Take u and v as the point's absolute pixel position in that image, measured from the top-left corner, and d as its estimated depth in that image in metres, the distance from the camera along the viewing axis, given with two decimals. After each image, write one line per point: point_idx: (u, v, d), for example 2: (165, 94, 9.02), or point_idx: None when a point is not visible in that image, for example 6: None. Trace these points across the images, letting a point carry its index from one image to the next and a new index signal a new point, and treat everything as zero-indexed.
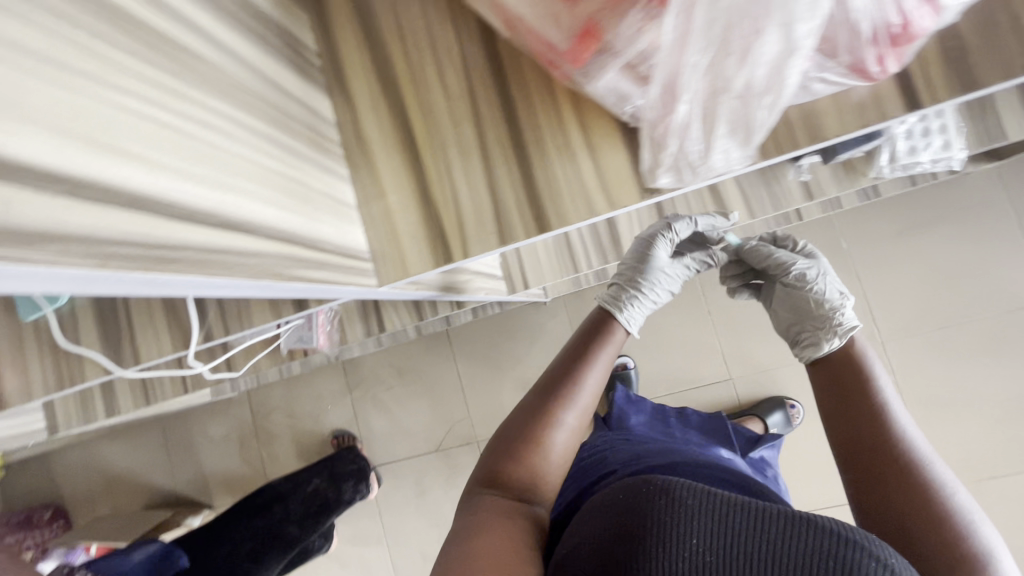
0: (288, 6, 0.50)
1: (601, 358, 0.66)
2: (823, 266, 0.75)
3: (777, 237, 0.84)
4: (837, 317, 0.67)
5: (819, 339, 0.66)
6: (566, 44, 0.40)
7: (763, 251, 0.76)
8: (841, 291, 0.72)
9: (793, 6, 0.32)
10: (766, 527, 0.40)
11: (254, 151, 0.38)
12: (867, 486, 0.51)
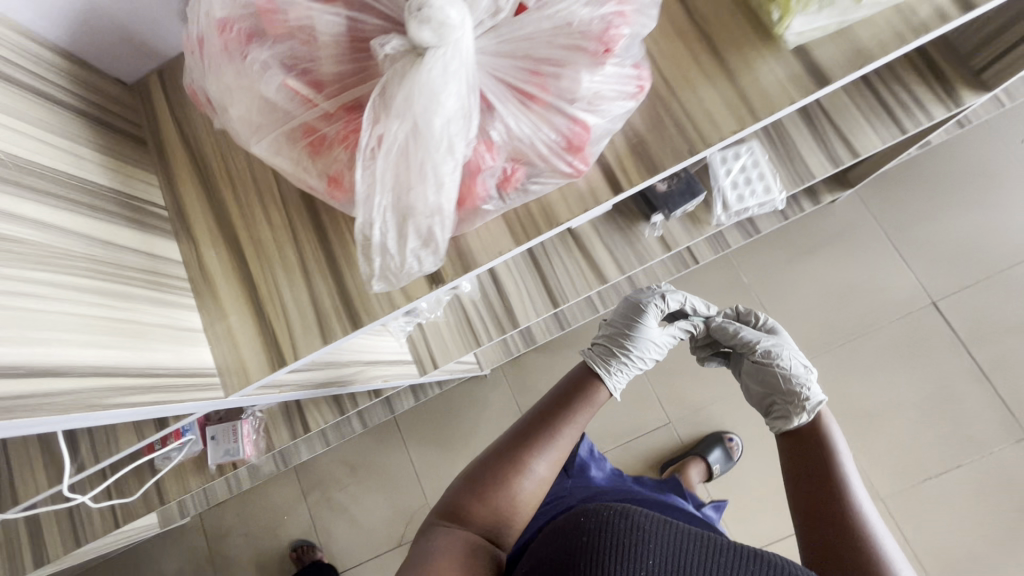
0: (132, 174, 0.61)
1: (577, 419, 0.73)
2: (787, 344, 0.88)
3: (742, 312, 0.99)
4: (801, 390, 0.78)
5: (791, 412, 0.77)
6: (322, 186, 0.47)
7: (729, 330, 0.90)
8: (807, 368, 0.84)
9: (436, 158, 0.40)
10: (707, 547, 0.51)
11: (75, 304, 0.46)
12: (816, 524, 0.61)
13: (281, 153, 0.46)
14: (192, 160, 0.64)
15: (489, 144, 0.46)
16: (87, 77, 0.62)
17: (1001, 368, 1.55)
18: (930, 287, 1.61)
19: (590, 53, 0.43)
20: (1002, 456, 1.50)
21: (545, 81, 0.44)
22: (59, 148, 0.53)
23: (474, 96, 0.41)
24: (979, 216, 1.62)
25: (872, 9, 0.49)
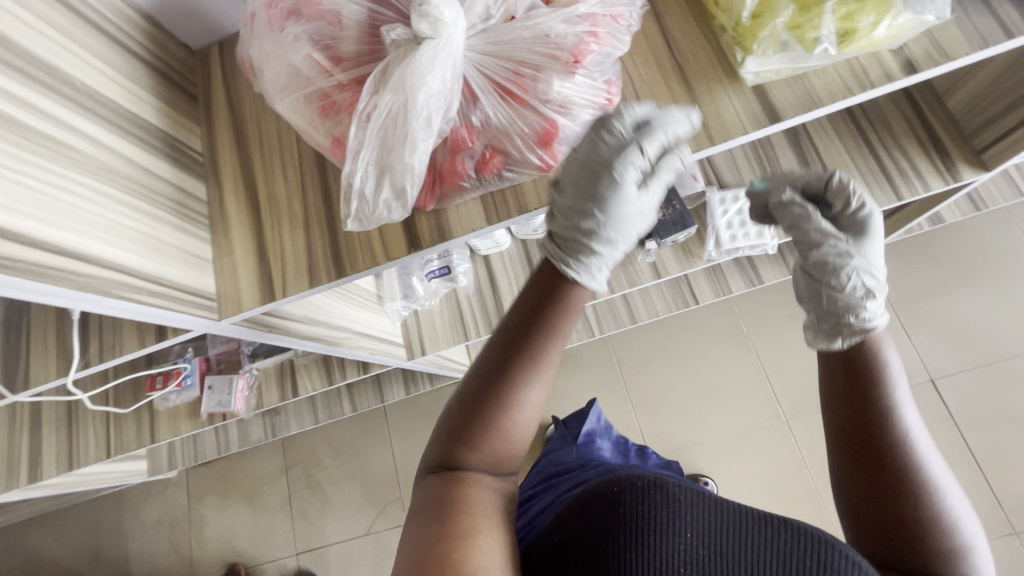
0: (180, 122, 0.71)
1: (565, 329, 0.54)
2: (862, 260, 0.65)
3: (828, 184, 0.68)
4: (846, 316, 0.60)
5: (830, 334, 0.61)
6: (327, 143, 0.55)
7: (797, 213, 0.66)
8: (871, 292, 0.62)
9: (416, 124, 0.48)
10: (751, 523, 0.51)
11: (109, 210, 0.55)
12: (890, 504, 0.52)
13: (297, 113, 0.55)
14: (234, 120, 0.74)
15: (468, 129, 0.54)
16: (162, 39, 0.73)
17: (993, 456, 1.52)
18: (929, 363, 1.60)
19: (562, 64, 0.51)
20: None
21: (524, 82, 0.52)
22: (124, 87, 0.63)
23: (456, 84, 0.49)
24: (986, 301, 1.62)
25: (823, 62, 0.56)
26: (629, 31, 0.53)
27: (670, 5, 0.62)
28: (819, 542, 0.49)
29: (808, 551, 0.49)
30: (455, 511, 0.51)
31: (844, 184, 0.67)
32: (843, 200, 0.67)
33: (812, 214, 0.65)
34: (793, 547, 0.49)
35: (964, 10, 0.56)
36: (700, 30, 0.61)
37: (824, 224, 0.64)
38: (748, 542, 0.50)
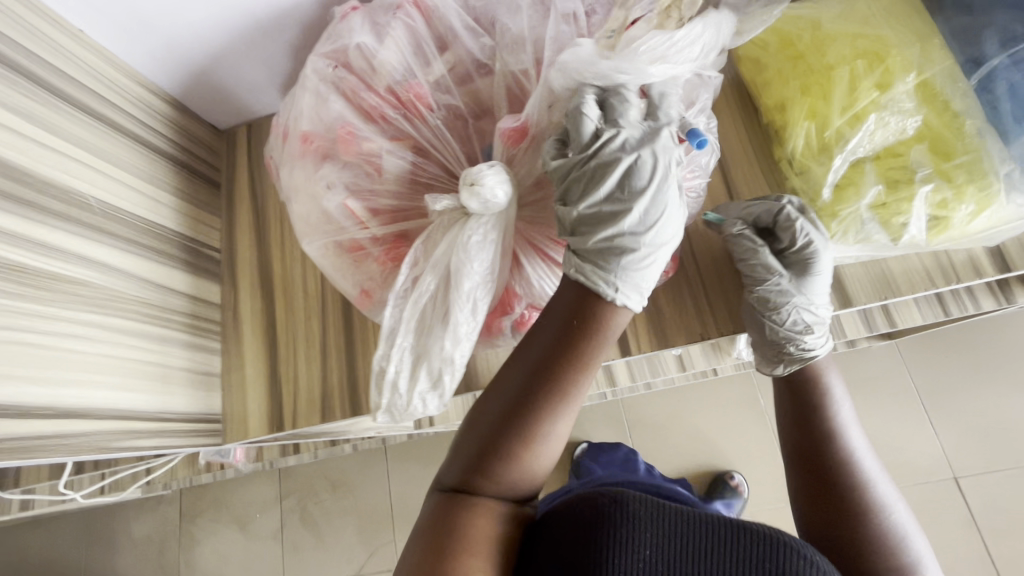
0: (200, 217, 0.67)
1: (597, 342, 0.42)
2: (821, 288, 0.50)
3: (778, 217, 0.50)
4: (788, 348, 0.51)
5: (770, 358, 0.53)
6: (355, 293, 0.50)
7: (743, 254, 0.52)
8: (810, 328, 0.50)
9: (459, 306, 0.42)
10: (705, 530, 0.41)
11: (115, 348, 0.51)
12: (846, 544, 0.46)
13: (325, 259, 0.50)
14: (256, 215, 0.70)
15: (513, 292, 0.49)
16: (187, 124, 0.69)
17: None
18: None
19: None
20: None
21: None
22: (143, 193, 0.59)
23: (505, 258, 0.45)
24: None
25: (908, 249, 0.50)
26: (692, 202, 0.52)
27: (737, 155, 0.57)
28: (774, 544, 0.40)
29: (764, 556, 0.40)
30: (448, 541, 0.41)
31: (792, 219, 0.49)
32: (796, 236, 0.49)
33: (760, 254, 0.50)
34: (751, 555, 0.40)
35: None
36: (768, 187, 0.56)
37: (773, 258, 0.50)
38: (705, 558, 0.40)
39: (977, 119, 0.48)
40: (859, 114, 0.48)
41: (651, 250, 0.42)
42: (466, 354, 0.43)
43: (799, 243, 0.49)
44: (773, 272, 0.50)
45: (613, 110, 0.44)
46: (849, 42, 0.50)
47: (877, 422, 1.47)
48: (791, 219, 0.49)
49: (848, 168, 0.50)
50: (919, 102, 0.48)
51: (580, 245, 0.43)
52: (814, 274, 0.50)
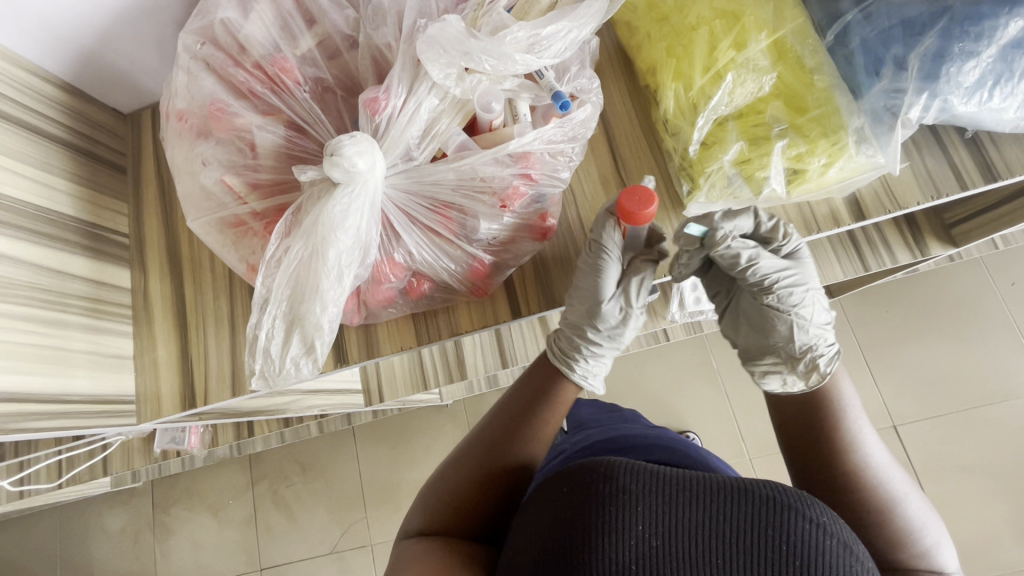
0: (103, 202, 0.67)
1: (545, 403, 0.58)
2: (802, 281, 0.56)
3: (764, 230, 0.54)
4: (813, 347, 0.53)
5: (786, 372, 0.54)
6: (244, 268, 0.51)
7: (741, 261, 0.52)
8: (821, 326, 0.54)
9: (326, 277, 0.44)
10: (709, 500, 0.42)
11: (5, 332, 0.52)
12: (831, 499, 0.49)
13: (208, 235, 0.51)
14: (163, 197, 0.70)
15: (393, 263, 0.50)
16: (85, 107, 0.68)
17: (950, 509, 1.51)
18: None
19: (493, 205, 0.48)
20: None
21: (450, 220, 0.49)
22: (37, 180, 0.59)
23: (372, 228, 0.45)
24: None
25: (770, 201, 0.53)
26: (568, 164, 0.50)
27: (621, 117, 0.58)
28: (784, 506, 0.41)
29: (770, 520, 0.41)
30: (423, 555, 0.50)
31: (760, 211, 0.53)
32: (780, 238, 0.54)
33: (755, 258, 0.52)
34: (748, 519, 0.41)
35: (918, 150, 0.53)
36: (650, 147, 0.57)
37: (767, 262, 0.53)
38: (710, 534, 0.41)
39: (826, 71, 0.50)
40: (718, 72, 0.51)
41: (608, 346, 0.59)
42: (334, 320, 0.45)
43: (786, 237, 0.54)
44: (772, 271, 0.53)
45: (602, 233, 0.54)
46: (708, 3, 0.52)
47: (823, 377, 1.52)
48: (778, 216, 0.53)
49: (713, 126, 0.52)
50: (771, 60, 0.51)
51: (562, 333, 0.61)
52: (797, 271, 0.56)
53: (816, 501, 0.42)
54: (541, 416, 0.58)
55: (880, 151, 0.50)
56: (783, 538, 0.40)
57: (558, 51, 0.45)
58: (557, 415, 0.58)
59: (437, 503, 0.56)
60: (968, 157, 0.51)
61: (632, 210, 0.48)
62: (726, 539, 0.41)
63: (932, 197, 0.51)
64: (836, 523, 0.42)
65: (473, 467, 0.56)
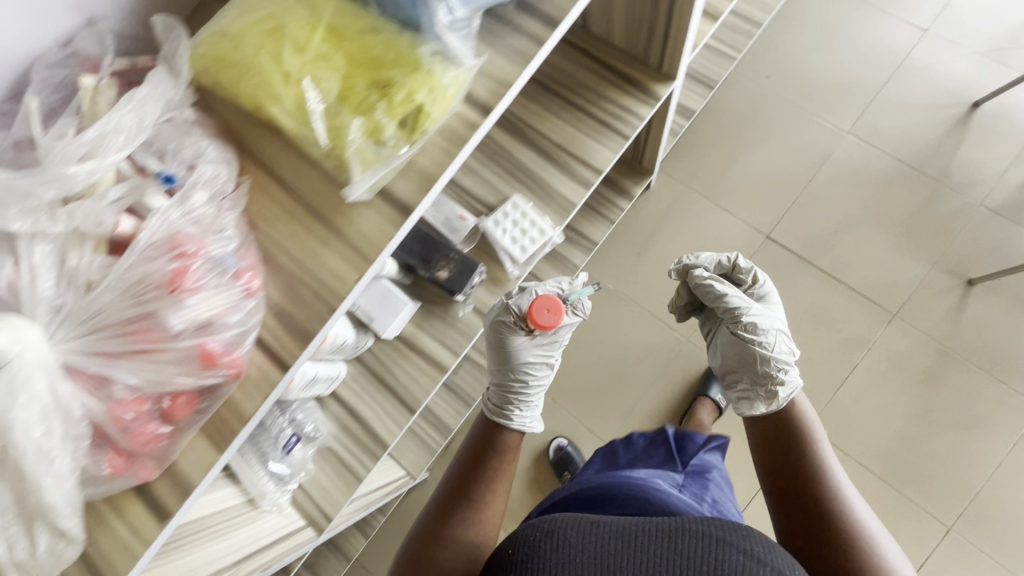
0: None
1: (492, 471, 0.88)
2: (776, 320, 1.09)
3: (738, 271, 1.19)
4: (780, 379, 0.99)
5: (758, 400, 0.99)
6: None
7: (723, 300, 1.10)
8: (786, 365, 1.03)
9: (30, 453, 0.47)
10: (654, 537, 0.57)
11: None
12: (804, 516, 0.82)
13: None
14: None
15: (123, 402, 0.50)
16: None
17: (849, 267, 1.68)
18: (758, 224, 1.76)
19: (167, 296, 0.50)
20: (886, 343, 1.61)
21: (146, 335, 0.50)
22: None
23: (59, 385, 0.47)
24: (767, 151, 1.79)
25: (415, 146, 0.58)
26: (225, 222, 0.56)
27: (270, 149, 0.60)
28: (724, 540, 0.56)
29: (707, 557, 0.56)
30: None
31: (744, 267, 1.19)
32: (745, 276, 1.18)
33: (735, 304, 1.09)
34: (688, 550, 0.56)
35: (496, 36, 0.59)
36: (305, 160, 0.60)
37: (750, 311, 1.08)
38: (645, 563, 0.56)
39: (381, 29, 0.56)
40: (296, 78, 0.55)
41: (537, 384, 1.06)
42: (66, 480, 0.49)
43: (756, 284, 1.18)
44: (748, 307, 1.08)
45: (518, 306, 1.06)
46: (253, 33, 0.57)
47: (678, 240, 1.78)
48: (712, 259, 1.20)
49: (326, 119, 0.56)
50: (332, 45, 0.56)
51: (497, 381, 1.07)
52: (768, 327, 1.07)
53: (752, 535, 0.58)
54: (490, 471, 0.88)
55: (456, 57, 0.57)
56: (717, 567, 0.55)
57: (124, 142, 0.52)
58: (506, 466, 0.89)
59: (414, 551, 0.80)
60: (529, 20, 0.59)
61: (541, 316, 0.99)
62: (663, 567, 0.55)
63: (526, 62, 0.58)
64: (769, 553, 0.56)
65: (439, 516, 0.82)
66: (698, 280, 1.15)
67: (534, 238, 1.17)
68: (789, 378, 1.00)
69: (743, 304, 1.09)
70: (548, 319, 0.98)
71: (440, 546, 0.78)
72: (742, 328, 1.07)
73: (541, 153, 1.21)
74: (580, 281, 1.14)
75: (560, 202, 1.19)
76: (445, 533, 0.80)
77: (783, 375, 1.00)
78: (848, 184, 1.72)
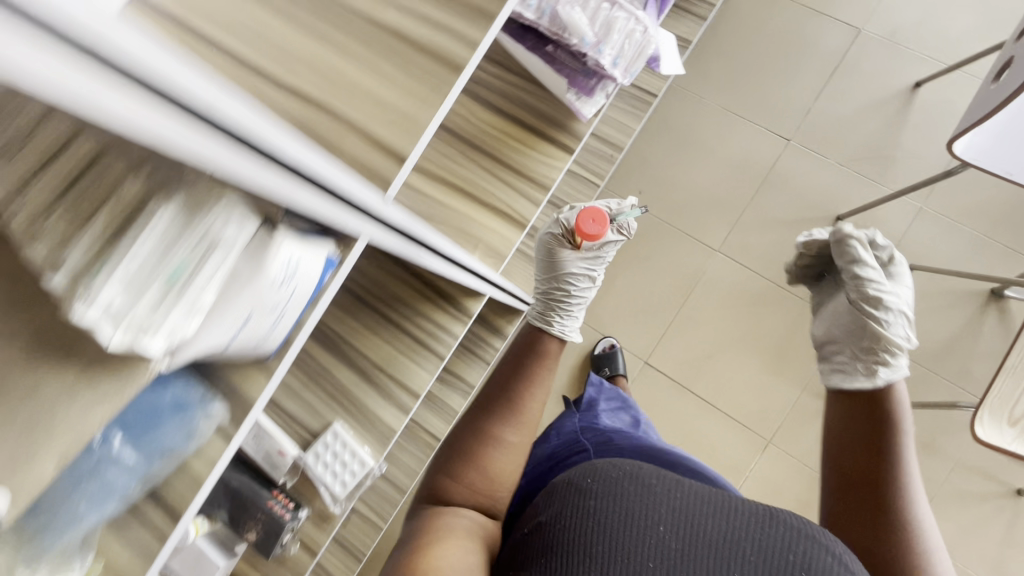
0: None
1: (537, 385, 1.06)
2: (902, 297, 1.03)
3: (876, 242, 1.12)
4: (884, 360, 0.93)
5: (861, 375, 0.94)
6: None
7: (852, 262, 1.05)
8: (900, 348, 0.95)
9: None
10: (748, 517, 0.68)
11: None
12: (855, 502, 0.82)
13: None
14: None
15: None
16: None
17: (723, 392, 1.68)
18: (638, 348, 1.73)
19: None
20: (761, 472, 1.62)
21: None
22: None
23: None
24: (642, 271, 1.76)
25: None
26: None
27: None
28: (808, 533, 0.67)
29: (796, 542, 0.66)
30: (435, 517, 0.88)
31: (880, 241, 1.11)
32: (881, 253, 1.11)
33: (864, 270, 1.03)
34: (780, 535, 0.67)
35: (121, 524, 0.56)
36: None
37: (868, 279, 1.02)
38: (741, 527, 0.67)
39: None
40: None
41: (574, 311, 1.23)
42: None
43: (889, 257, 1.11)
44: (874, 278, 1.02)
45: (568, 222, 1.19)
46: None
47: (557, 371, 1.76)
48: (869, 232, 1.13)
49: None
50: None
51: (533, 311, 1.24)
52: (897, 295, 1.02)
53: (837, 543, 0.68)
54: (530, 378, 1.06)
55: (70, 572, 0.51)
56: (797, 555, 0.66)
57: None
58: (548, 379, 1.08)
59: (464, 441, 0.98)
60: (151, 510, 0.55)
61: (591, 227, 1.08)
62: (746, 539, 0.66)
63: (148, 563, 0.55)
64: (847, 557, 0.67)
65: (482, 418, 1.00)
66: (842, 237, 1.08)
67: (354, 471, 1.12)
68: (897, 364, 0.93)
69: (884, 251, 1.11)
70: (594, 229, 1.07)
71: (476, 442, 0.97)
72: (863, 295, 1.01)
73: (359, 375, 1.16)
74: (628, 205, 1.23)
75: (378, 427, 1.15)
76: (486, 429, 0.99)
77: (890, 357, 0.93)
78: (720, 306, 1.71)
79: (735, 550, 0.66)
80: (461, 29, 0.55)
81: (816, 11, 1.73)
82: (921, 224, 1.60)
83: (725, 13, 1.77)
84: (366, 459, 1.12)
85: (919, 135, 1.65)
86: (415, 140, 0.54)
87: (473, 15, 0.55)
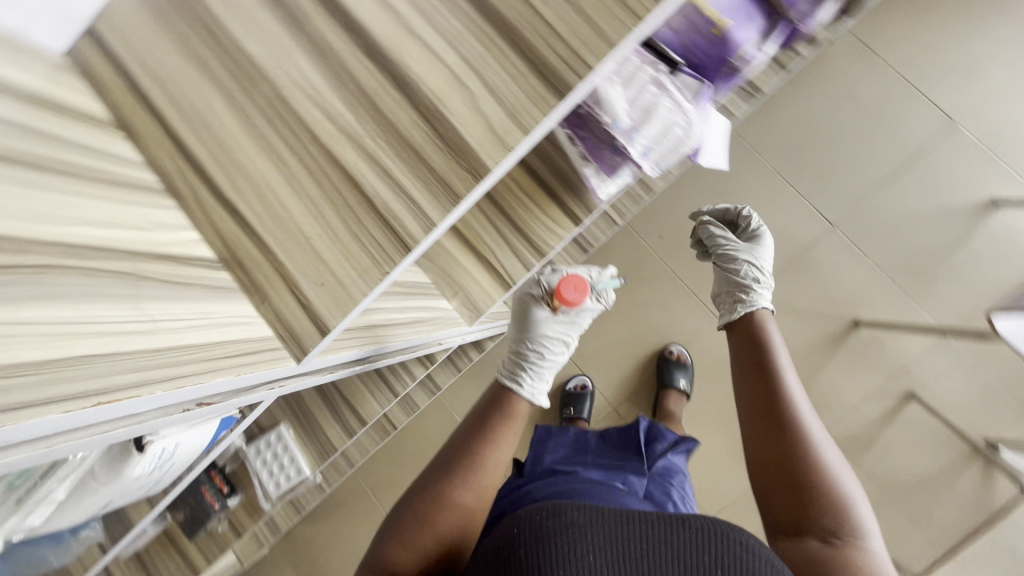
0: None
1: (498, 431, 0.87)
2: (763, 252, 1.18)
3: (741, 212, 1.34)
4: (742, 303, 1.06)
5: (730, 311, 1.08)
6: None
7: (718, 233, 1.27)
8: (757, 278, 1.12)
9: None
10: (655, 528, 0.61)
11: None
12: (787, 493, 0.81)
13: None
14: None
15: None
16: None
17: None
18: (610, 396, 1.67)
19: None
20: None
21: None
22: None
23: None
24: (635, 320, 1.69)
25: None
26: None
27: None
28: (721, 529, 0.61)
29: (716, 551, 0.60)
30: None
31: (751, 215, 1.30)
32: (747, 223, 1.27)
33: (722, 240, 1.23)
34: (697, 539, 0.61)
35: None
36: None
37: (735, 248, 1.19)
38: (655, 538, 0.60)
39: None
40: None
41: (542, 373, 1.03)
42: None
43: (751, 226, 1.28)
44: (733, 243, 1.20)
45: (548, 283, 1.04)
46: None
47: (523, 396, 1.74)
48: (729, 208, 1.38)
49: None
50: None
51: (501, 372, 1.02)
52: (755, 247, 1.19)
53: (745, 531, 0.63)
54: (496, 431, 0.86)
55: None
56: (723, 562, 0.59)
57: None
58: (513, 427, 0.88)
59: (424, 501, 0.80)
60: None
61: (571, 292, 0.96)
62: (665, 552, 0.60)
63: None
64: (762, 547, 0.62)
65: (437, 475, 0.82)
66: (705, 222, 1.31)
67: (289, 475, 1.14)
68: (751, 304, 1.06)
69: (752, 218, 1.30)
70: (573, 296, 0.95)
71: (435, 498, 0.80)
72: (751, 272, 1.13)
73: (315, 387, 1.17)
74: (608, 274, 1.11)
75: (321, 440, 1.16)
76: (446, 491, 0.80)
77: (750, 300, 1.06)
78: (702, 376, 1.64)
79: (660, 558, 0.60)
80: (421, 201, 0.47)
81: (913, 91, 1.53)
82: (940, 357, 1.49)
83: (812, 66, 1.58)
84: (302, 467, 1.13)
85: (975, 261, 1.49)
86: (343, 315, 0.48)
87: (440, 186, 0.46)
